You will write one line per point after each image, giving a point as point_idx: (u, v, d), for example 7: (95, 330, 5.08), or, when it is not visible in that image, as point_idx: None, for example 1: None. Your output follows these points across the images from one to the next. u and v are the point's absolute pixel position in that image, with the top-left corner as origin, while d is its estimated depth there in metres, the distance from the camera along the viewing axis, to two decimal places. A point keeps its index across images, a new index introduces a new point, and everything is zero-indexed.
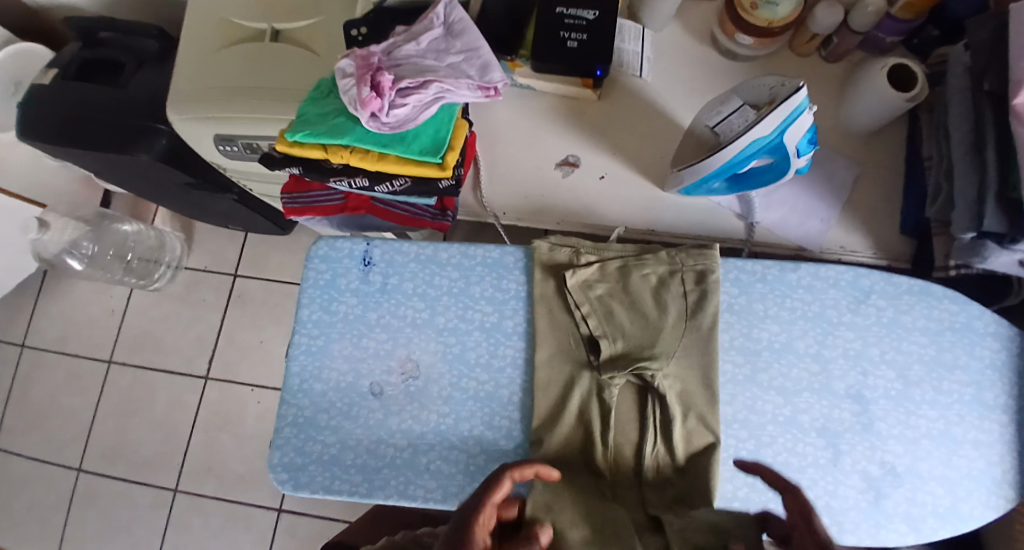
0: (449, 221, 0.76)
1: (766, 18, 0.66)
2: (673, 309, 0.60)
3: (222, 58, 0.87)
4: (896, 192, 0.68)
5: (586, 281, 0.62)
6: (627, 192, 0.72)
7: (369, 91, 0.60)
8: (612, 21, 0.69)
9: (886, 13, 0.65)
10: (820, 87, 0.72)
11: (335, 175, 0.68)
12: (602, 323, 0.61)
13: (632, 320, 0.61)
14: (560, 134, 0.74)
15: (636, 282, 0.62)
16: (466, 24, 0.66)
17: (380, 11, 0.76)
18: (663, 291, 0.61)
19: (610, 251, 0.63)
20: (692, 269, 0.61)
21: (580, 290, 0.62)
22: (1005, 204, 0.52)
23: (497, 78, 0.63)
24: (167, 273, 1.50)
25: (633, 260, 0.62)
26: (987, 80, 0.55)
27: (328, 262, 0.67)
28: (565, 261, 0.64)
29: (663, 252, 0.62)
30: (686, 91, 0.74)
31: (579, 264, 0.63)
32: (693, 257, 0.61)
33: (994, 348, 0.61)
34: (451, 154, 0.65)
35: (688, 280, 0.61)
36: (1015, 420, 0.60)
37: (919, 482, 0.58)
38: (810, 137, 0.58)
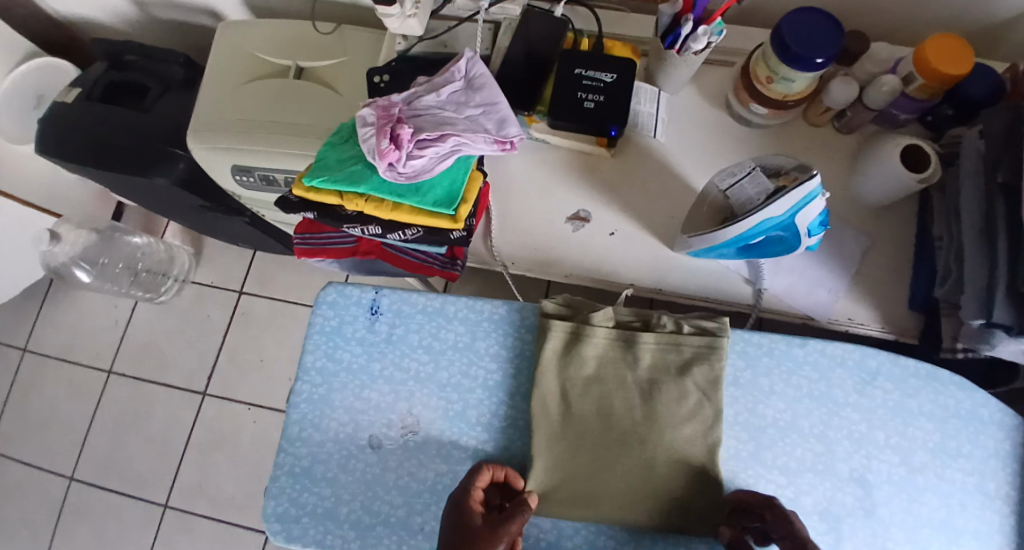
0: (458, 271, 0.77)
1: (781, 91, 0.68)
2: (676, 404, 0.58)
3: (245, 92, 0.89)
4: (906, 269, 0.68)
5: (575, 364, 0.60)
6: (636, 251, 0.73)
7: (387, 142, 0.61)
8: (629, 84, 0.70)
9: (901, 92, 0.66)
10: (832, 157, 0.73)
11: (349, 222, 0.69)
12: (598, 410, 0.59)
13: (632, 406, 0.59)
14: (572, 190, 0.75)
15: (635, 369, 0.60)
16: (486, 80, 0.68)
17: (404, 60, 0.78)
18: (669, 385, 0.59)
19: (603, 328, 0.61)
20: (703, 363, 0.59)
21: (569, 374, 0.60)
22: (1015, 297, 0.52)
23: (514, 133, 0.64)
24: (174, 287, 1.51)
25: (626, 340, 0.60)
26: (1000, 172, 0.55)
27: (336, 309, 0.68)
28: (559, 347, 0.61)
29: (653, 335, 0.60)
30: (699, 154, 0.75)
31: (571, 348, 0.60)
32: (705, 350, 0.59)
33: (999, 438, 0.60)
34: (464, 207, 0.66)
35: (698, 376, 0.59)
36: (1020, 511, 0.58)
37: None
38: (821, 219, 0.59)
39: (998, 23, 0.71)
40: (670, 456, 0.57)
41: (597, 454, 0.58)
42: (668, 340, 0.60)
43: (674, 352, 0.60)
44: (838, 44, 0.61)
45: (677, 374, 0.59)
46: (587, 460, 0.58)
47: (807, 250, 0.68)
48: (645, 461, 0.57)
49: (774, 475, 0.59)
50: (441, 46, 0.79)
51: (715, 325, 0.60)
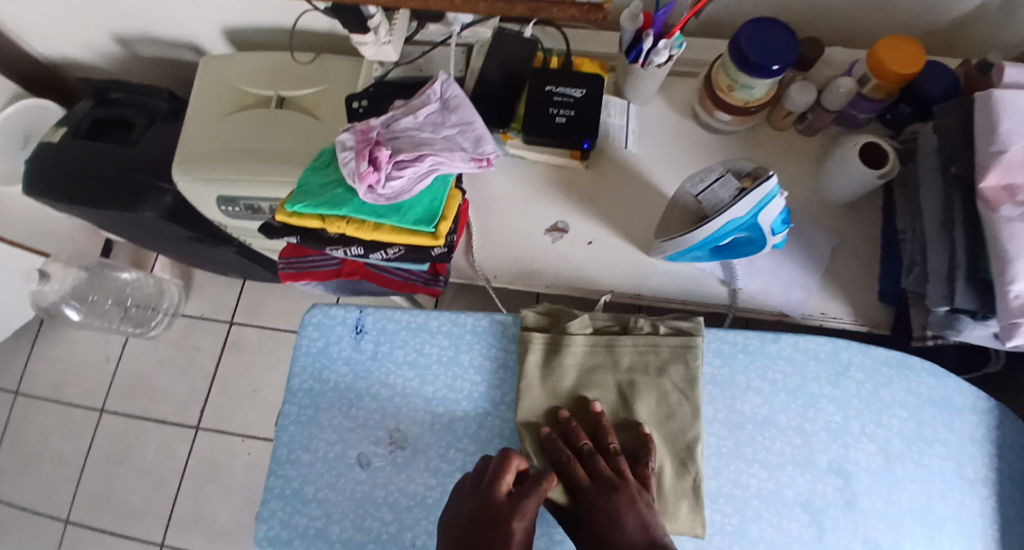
0: (441, 286, 0.78)
1: (743, 98, 0.70)
2: (656, 405, 0.59)
3: (229, 123, 0.92)
4: (874, 265, 0.71)
5: (556, 374, 0.61)
6: (613, 257, 0.75)
7: (366, 165, 0.63)
8: (598, 100, 0.74)
9: (858, 93, 0.69)
10: (798, 159, 0.76)
11: (332, 244, 0.70)
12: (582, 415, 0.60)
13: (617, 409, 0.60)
14: (549, 203, 0.77)
15: (615, 373, 0.61)
16: (461, 100, 0.71)
17: (381, 85, 0.79)
18: (648, 386, 0.60)
19: (580, 337, 0.63)
20: (679, 363, 0.60)
21: (552, 383, 0.61)
22: (977, 283, 0.54)
23: (490, 151, 0.67)
24: (163, 320, 1.51)
25: (604, 346, 0.62)
26: (955, 164, 0.57)
27: (322, 330, 0.69)
28: (540, 359, 0.62)
29: (630, 340, 0.62)
30: (670, 162, 0.78)
31: (550, 359, 0.62)
32: (681, 350, 0.61)
33: (973, 422, 0.61)
34: (444, 224, 0.68)
35: (675, 376, 0.60)
36: (998, 494, 0.60)
37: None
38: (783, 218, 0.62)
39: (947, 25, 0.75)
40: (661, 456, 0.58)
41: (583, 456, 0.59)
42: (648, 345, 0.62)
43: (651, 353, 0.61)
44: (793, 52, 0.64)
45: (655, 374, 0.60)
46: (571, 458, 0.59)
47: (776, 249, 0.71)
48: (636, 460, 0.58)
49: (755, 469, 0.60)
50: (418, 70, 0.81)
51: (690, 325, 0.62)
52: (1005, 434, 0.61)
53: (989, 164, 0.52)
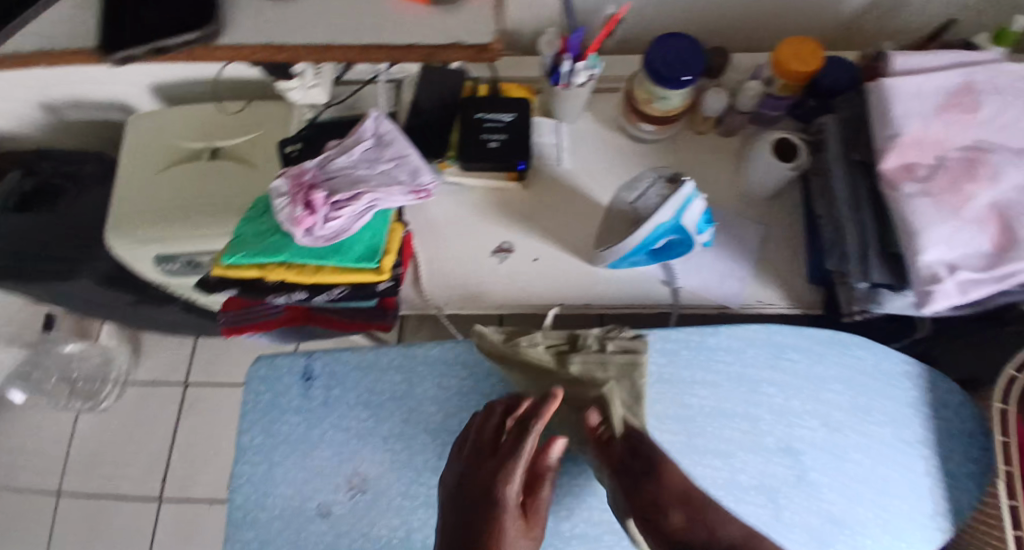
0: (391, 322, 0.78)
1: (662, 109, 0.74)
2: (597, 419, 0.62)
3: (163, 180, 0.90)
4: (800, 250, 0.75)
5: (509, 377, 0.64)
6: (559, 271, 0.77)
7: (302, 210, 0.64)
8: (526, 122, 0.77)
9: (767, 93, 0.73)
10: (719, 159, 0.80)
11: (273, 292, 0.69)
12: None
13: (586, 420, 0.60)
14: (491, 225, 0.79)
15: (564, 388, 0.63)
16: (395, 134, 0.72)
17: (313, 127, 0.79)
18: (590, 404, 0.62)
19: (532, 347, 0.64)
20: (625, 381, 0.62)
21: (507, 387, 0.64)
22: (886, 257, 0.58)
23: (427, 181, 0.68)
24: (113, 391, 1.43)
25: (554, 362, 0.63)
26: (855, 152, 0.62)
27: (268, 382, 0.67)
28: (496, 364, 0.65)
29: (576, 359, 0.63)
30: (602, 174, 0.81)
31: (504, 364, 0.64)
32: (627, 368, 0.62)
33: (905, 386, 0.65)
34: (387, 258, 0.69)
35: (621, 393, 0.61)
36: (936, 451, 0.63)
37: (858, 528, 0.60)
38: (706, 218, 0.66)
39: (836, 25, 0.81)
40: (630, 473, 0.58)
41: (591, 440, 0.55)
42: (595, 361, 0.63)
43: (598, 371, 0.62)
44: (699, 63, 0.68)
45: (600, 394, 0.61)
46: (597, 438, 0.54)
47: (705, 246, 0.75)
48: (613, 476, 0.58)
49: (710, 459, 0.62)
50: (348, 110, 0.81)
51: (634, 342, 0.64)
52: (937, 394, 0.65)
53: (887, 145, 0.56)
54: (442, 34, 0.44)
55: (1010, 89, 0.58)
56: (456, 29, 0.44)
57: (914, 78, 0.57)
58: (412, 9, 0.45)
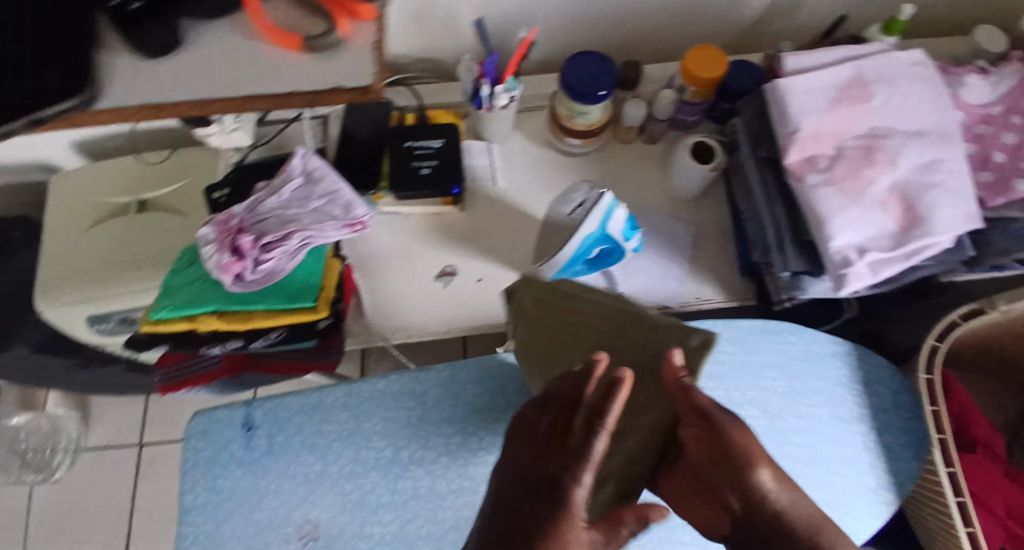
0: (335, 359, 0.72)
1: (583, 124, 0.76)
2: None
3: (90, 238, 0.87)
4: (729, 245, 0.78)
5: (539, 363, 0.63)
6: (503, 289, 0.77)
7: (230, 256, 0.63)
8: (456, 146, 0.77)
9: (681, 100, 0.77)
10: (645, 165, 0.83)
11: (206, 343, 0.68)
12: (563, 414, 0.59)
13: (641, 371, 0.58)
14: (431, 249, 0.78)
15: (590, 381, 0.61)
16: (324, 170, 0.72)
17: (239, 171, 0.77)
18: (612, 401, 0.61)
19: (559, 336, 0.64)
20: None
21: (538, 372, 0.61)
22: (802, 246, 0.61)
23: (361, 214, 0.69)
24: (64, 460, 1.35)
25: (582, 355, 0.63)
26: (762, 149, 0.65)
27: (208, 437, 0.62)
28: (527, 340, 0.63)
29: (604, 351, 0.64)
30: (536, 188, 0.82)
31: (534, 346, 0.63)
32: None
33: (837, 366, 0.68)
34: (323, 296, 0.68)
35: None
36: (873, 425, 0.66)
37: None
38: (631, 224, 0.70)
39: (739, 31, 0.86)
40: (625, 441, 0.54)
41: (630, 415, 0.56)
42: (677, 331, 0.59)
43: None
44: (612, 78, 0.71)
45: None
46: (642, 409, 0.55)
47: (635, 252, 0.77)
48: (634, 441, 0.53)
49: None
50: (275, 150, 0.80)
51: None
52: (866, 369, 0.68)
53: (788, 141, 0.59)
54: (323, 80, 0.44)
55: (896, 77, 0.61)
56: (338, 75, 0.45)
57: (806, 76, 0.60)
58: (289, 60, 0.45)
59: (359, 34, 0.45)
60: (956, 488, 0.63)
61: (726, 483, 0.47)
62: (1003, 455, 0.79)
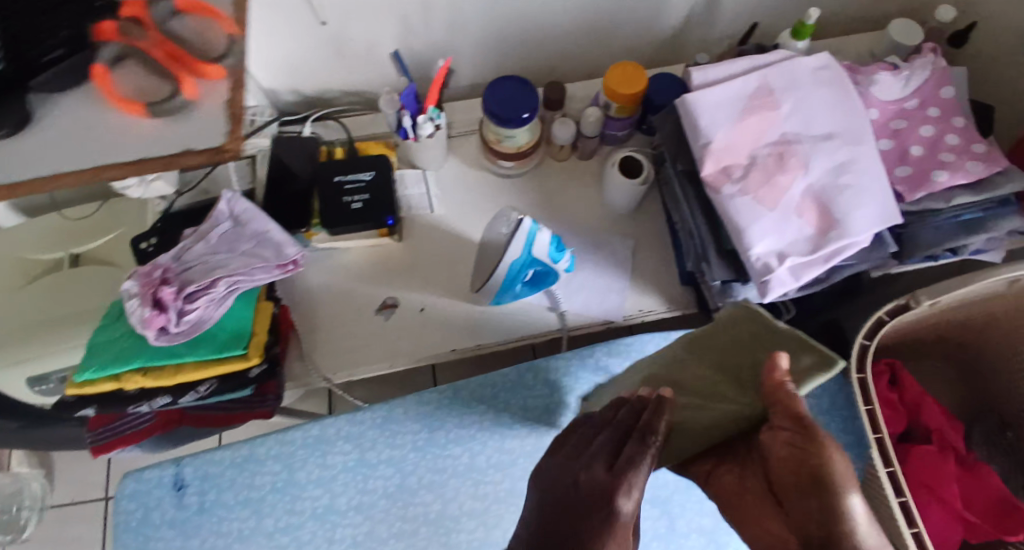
0: (272, 406, 0.70)
1: (513, 146, 0.76)
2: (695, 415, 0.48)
3: (19, 297, 0.84)
4: (669, 256, 0.79)
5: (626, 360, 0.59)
6: (447, 317, 0.76)
7: (152, 309, 0.61)
8: (387, 177, 0.76)
9: (607, 116, 0.77)
10: (583, 182, 0.83)
11: (134, 403, 0.66)
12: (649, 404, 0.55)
13: (737, 365, 0.49)
14: (371, 282, 0.77)
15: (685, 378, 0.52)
16: (251, 213, 0.71)
17: (166, 219, 0.76)
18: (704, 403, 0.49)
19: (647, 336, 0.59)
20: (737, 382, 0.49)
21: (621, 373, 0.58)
22: (726, 255, 0.62)
23: (293, 253, 0.68)
24: (30, 518, 1.29)
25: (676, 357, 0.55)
26: (680, 162, 0.65)
27: (138, 499, 0.60)
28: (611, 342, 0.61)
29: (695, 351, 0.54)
30: (474, 212, 0.82)
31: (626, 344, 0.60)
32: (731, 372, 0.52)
33: None
34: (255, 341, 0.67)
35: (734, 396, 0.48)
36: None
37: None
38: (558, 245, 0.70)
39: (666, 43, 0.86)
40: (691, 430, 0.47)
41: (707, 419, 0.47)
42: (800, 347, 0.47)
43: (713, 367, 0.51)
44: (534, 100, 0.71)
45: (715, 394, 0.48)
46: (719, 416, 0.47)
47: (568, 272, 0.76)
48: (704, 425, 0.47)
49: None
50: (203, 194, 0.79)
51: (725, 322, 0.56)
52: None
53: (702, 154, 0.60)
54: (176, 142, 0.46)
55: (801, 85, 0.62)
56: (191, 135, 0.47)
57: (712, 90, 0.61)
58: (138, 124, 0.47)
59: (210, 93, 0.49)
60: (897, 488, 0.62)
61: (805, 508, 0.42)
62: (959, 444, 0.79)
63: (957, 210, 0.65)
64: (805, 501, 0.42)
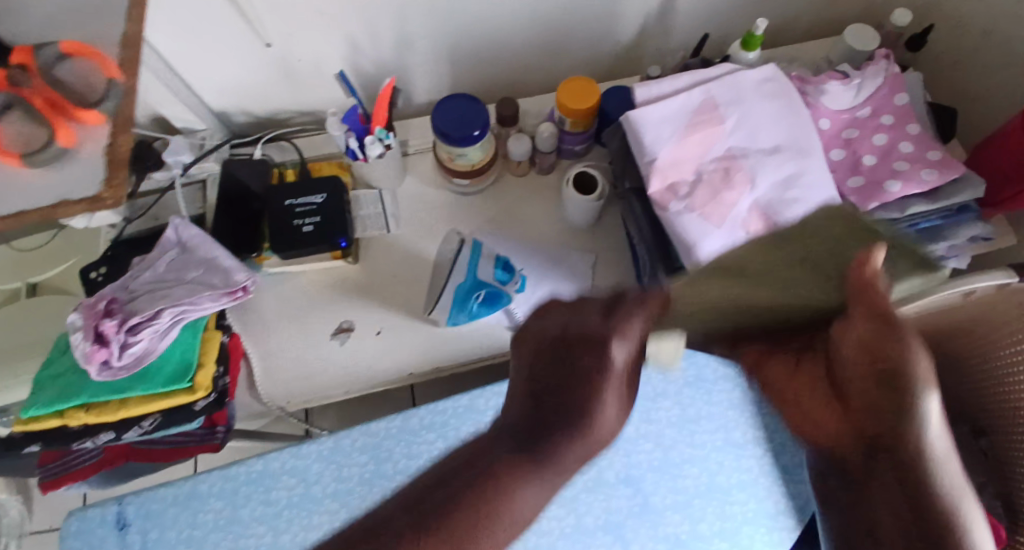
0: (220, 438, 0.69)
1: (466, 163, 0.75)
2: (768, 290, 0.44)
3: None
4: (629, 271, 0.78)
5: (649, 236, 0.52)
6: (403, 340, 0.74)
7: (93, 343, 0.60)
8: (339, 197, 0.74)
9: (562, 130, 0.76)
10: (543, 196, 0.82)
11: (78, 439, 0.64)
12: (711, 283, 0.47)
13: (814, 258, 0.44)
14: (326, 306, 0.76)
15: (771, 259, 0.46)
16: (200, 238, 0.69)
17: (116, 247, 0.75)
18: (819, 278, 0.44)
19: None
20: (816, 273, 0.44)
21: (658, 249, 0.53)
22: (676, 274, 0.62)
23: (242, 279, 0.67)
24: None
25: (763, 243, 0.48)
26: (627, 180, 0.67)
27: (82, 538, 0.59)
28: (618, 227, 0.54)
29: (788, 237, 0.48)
30: (432, 230, 0.80)
31: None
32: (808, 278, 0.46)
33: (730, 391, 0.67)
34: (202, 373, 0.65)
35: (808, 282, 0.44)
36: (769, 446, 0.65)
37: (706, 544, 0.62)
38: (503, 265, 0.73)
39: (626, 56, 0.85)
40: (734, 305, 0.44)
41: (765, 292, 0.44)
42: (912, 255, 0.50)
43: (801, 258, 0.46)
44: (483, 117, 0.70)
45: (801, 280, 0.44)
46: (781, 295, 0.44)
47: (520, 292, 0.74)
48: (770, 302, 0.44)
49: (553, 510, 0.62)
50: (152, 221, 0.77)
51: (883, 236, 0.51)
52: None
53: (648, 171, 0.59)
54: (49, 193, 0.40)
55: (746, 98, 0.62)
56: (66, 184, 0.41)
57: (656, 107, 0.60)
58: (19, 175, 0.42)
59: (88, 140, 0.42)
60: None
61: (877, 404, 0.42)
62: None
63: (913, 219, 0.64)
64: (854, 402, 0.44)
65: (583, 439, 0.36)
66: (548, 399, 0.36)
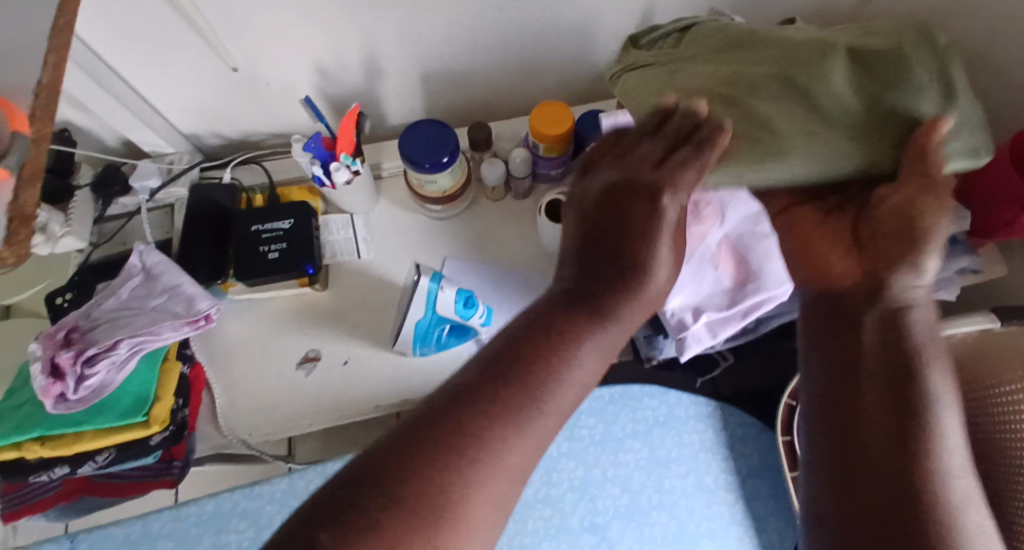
0: (177, 473, 0.69)
1: (437, 190, 0.74)
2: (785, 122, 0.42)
3: None
4: None
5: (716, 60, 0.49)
6: (371, 370, 0.72)
7: (48, 376, 0.59)
8: (308, 222, 0.73)
9: (536, 155, 0.74)
10: (519, 221, 0.81)
11: (35, 471, 0.63)
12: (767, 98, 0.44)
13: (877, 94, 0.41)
14: (292, 334, 0.74)
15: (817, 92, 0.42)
16: (163, 264, 0.68)
17: (82, 272, 0.74)
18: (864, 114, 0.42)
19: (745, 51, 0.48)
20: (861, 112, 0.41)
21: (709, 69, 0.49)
22: None
23: (204, 307, 0.65)
24: None
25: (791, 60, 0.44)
26: None
27: None
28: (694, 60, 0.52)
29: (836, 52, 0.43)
30: (404, 256, 0.79)
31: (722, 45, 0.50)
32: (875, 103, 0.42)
33: (701, 431, 0.69)
34: (159, 406, 0.63)
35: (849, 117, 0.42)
36: (736, 493, 0.68)
37: None
38: (466, 300, 0.70)
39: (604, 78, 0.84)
40: (775, 149, 0.42)
41: (822, 118, 0.42)
42: (972, 123, 0.42)
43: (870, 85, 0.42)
44: (451, 142, 0.68)
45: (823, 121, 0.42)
46: (813, 138, 0.42)
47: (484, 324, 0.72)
48: (800, 141, 0.41)
49: None
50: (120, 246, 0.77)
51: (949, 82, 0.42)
52: (732, 429, 0.70)
53: None
54: None
55: None
56: None
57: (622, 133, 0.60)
58: None
59: None
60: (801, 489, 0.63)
61: (890, 264, 0.40)
62: None
63: None
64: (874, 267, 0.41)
65: (613, 300, 0.39)
66: (593, 261, 0.40)
